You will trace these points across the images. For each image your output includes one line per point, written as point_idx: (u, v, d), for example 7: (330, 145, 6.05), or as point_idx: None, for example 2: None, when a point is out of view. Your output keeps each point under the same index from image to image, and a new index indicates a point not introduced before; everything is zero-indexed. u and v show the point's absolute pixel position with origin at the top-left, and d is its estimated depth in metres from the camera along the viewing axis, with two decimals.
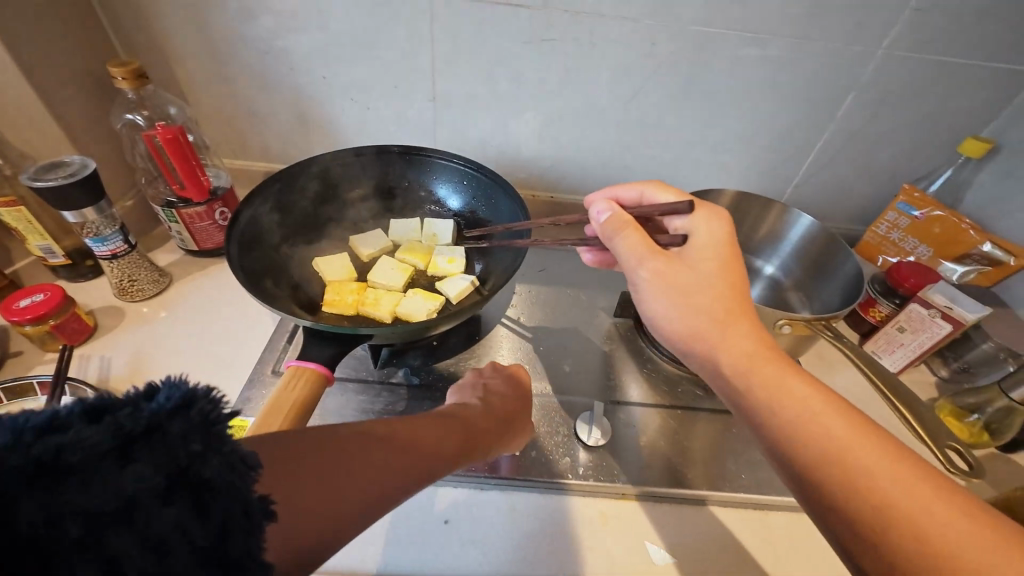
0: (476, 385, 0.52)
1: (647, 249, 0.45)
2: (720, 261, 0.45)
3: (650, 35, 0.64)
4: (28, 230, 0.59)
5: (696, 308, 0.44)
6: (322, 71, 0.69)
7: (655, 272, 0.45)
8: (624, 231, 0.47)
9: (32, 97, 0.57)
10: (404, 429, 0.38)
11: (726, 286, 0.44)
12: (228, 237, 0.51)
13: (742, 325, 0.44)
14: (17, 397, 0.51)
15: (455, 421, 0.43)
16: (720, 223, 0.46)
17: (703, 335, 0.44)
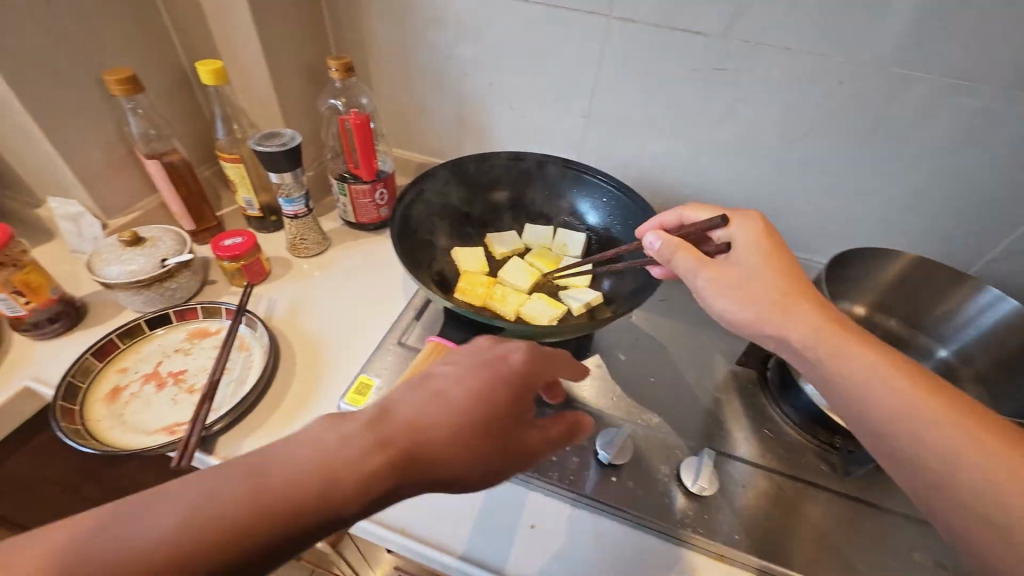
0: (507, 360, 0.37)
1: (701, 261, 0.50)
2: (767, 257, 0.49)
3: (837, 73, 0.59)
4: (241, 184, 0.71)
5: (755, 300, 0.47)
6: (491, 79, 0.75)
7: (711, 280, 0.49)
8: (677, 249, 0.51)
9: (268, 78, 0.70)
10: (369, 453, 0.30)
11: (776, 277, 0.47)
12: (392, 216, 0.58)
13: (803, 304, 0.45)
14: (209, 317, 0.62)
15: (439, 432, 0.33)
16: (755, 224, 0.51)
17: (768, 321, 0.46)
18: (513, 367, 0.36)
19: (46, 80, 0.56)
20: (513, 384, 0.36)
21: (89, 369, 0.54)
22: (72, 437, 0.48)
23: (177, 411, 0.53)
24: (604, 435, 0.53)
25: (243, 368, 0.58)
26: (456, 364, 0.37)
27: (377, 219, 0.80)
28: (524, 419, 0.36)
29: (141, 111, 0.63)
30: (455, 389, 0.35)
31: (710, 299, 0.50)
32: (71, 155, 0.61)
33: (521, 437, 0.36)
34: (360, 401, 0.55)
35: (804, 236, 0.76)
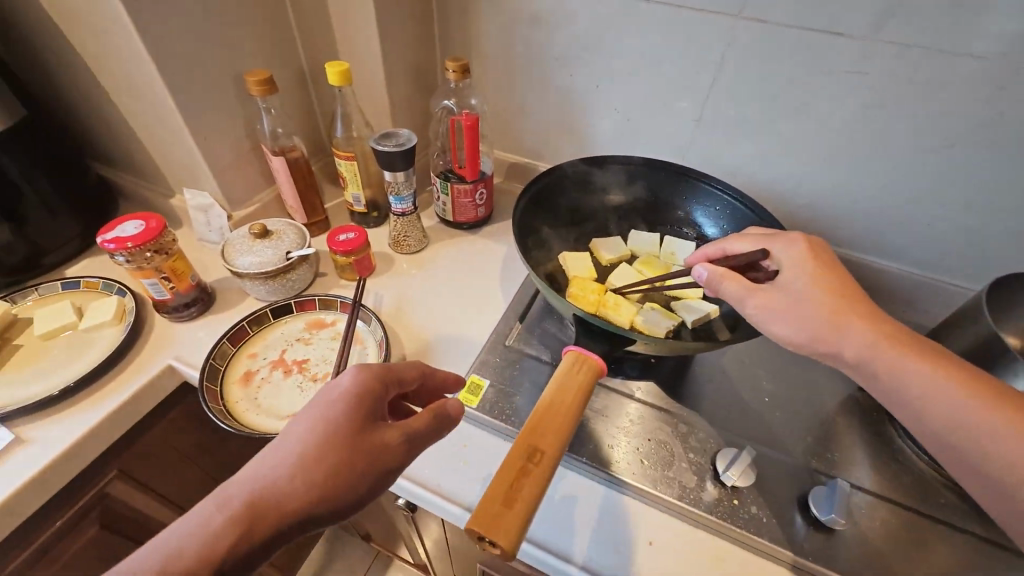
0: (373, 384, 0.40)
1: (751, 285, 0.48)
2: (815, 276, 0.47)
3: (1002, 78, 0.53)
4: (352, 180, 0.74)
5: (808, 319, 0.45)
6: (598, 80, 0.73)
7: (763, 305, 0.47)
8: (729, 278, 0.48)
9: (383, 79, 0.72)
10: (292, 480, 0.35)
11: (826, 294, 0.46)
12: (513, 214, 0.61)
13: (856, 319, 0.44)
14: (325, 309, 0.65)
15: (356, 459, 0.37)
16: (798, 244, 0.49)
17: (823, 338, 0.45)
18: (351, 391, 0.39)
19: (194, 80, 0.60)
20: (375, 405, 0.40)
21: (226, 352, 0.58)
22: (219, 417, 0.52)
23: (304, 398, 0.56)
24: (725, 454, 0.52)
25: (360, 361, 0.60)
26: (339, 384, 0.40)
27: (473, 218, 0.80)
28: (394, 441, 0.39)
29: (273, 111, 0.67)
30: (331, 414, 0.38)
31: (760, 324, 0.47)
32: (208, 150, 0.65)
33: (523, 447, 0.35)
34: (472, 401, 0.56)
35: (934, 255, 0.69)
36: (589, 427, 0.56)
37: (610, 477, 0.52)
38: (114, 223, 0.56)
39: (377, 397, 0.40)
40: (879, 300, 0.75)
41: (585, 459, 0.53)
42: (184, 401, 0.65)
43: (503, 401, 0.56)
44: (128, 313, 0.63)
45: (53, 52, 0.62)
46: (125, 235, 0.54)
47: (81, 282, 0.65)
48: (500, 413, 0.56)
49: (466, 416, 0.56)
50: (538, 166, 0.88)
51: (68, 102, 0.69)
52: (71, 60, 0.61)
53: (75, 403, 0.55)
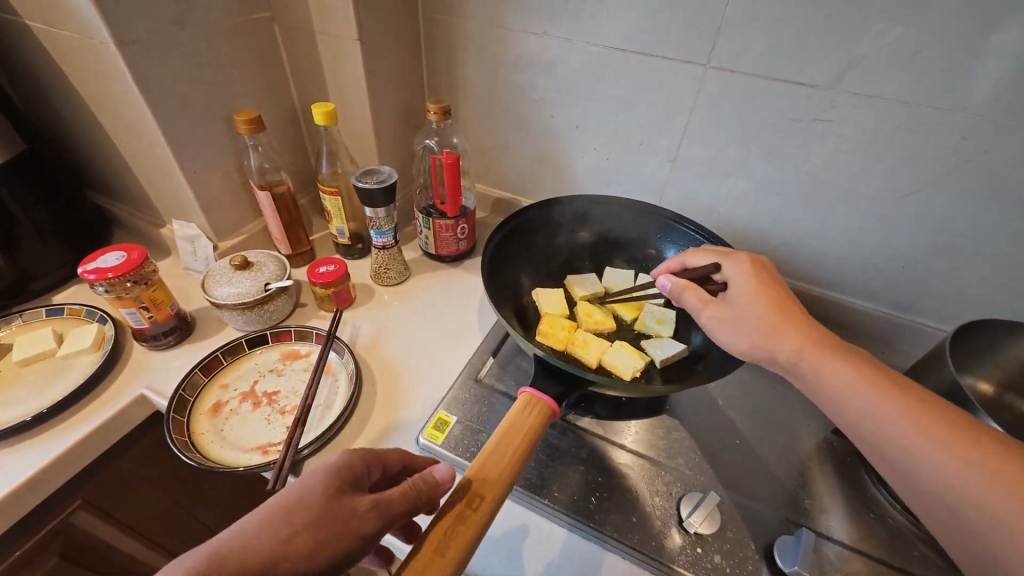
0: (356, 458, 0.40)
1: (701, 300, 0.51)
2: (755, 291, 0.49)
3: (964, 128, 0.54)
4: (335, 214, 0.76)
5: (746, 328, 0.48)
6: (576, 121, 0.76)
7: (713, 316, 0.51)
8: (686, 290, 0.53)
9: (369, 119, 0.75)
10: (258, 534, 0.34)
11: (764, 306, 0.48)
12: (485, 246, 0.63)
13: (790, 330, 0.46)
14: (301, 340, 0.66)
15: (327, 528, 0.35)
16: (744, 263, 0.52)
17: (761, 346, 0.47)
18: (330, 466, 0.39)
19: (184, 119, 0.63)
20: (354, 477, 0.39)
21: (197, 383, 0.59)
22: (181, 450, 0.52)
23: (269, 430, 0.56)
24: (690, 498, 0.51)
25: (329, 394, 0.60)
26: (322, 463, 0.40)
27: (455, 251, 0.82)
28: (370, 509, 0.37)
29: (260, 148, 0.70)
30: (309, 484, 0.37)
31: (711, 334, 0.51)
32: (197, 184, 0.68)
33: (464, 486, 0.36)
34: (438, 437, 0.56)
35: (909, 295, 0.69)
36: (554, 468, 0.55)
37: (573, 521, 0.51)
38: (96, 254, 0.57)
39: (358, 470, 0.40)
40: (858, 340, 0.75)
41: (549, 501, 0.51)
42: (157, 429, 0.65)
43: (470, 438, 0.56)
44: (106, 341, 0.64)
45: (57, 92, 0.65)
46: (105, 267, 0.56)
47: (64, 309, 0.67)
48: (464, 450, 0.55)
49: (431, 453, 0.55)
50: (521, 201, 0.90)
51: (70, 136, 0.72)
52: (73, 99, 0.65)
53: (44, 431, 0.56)
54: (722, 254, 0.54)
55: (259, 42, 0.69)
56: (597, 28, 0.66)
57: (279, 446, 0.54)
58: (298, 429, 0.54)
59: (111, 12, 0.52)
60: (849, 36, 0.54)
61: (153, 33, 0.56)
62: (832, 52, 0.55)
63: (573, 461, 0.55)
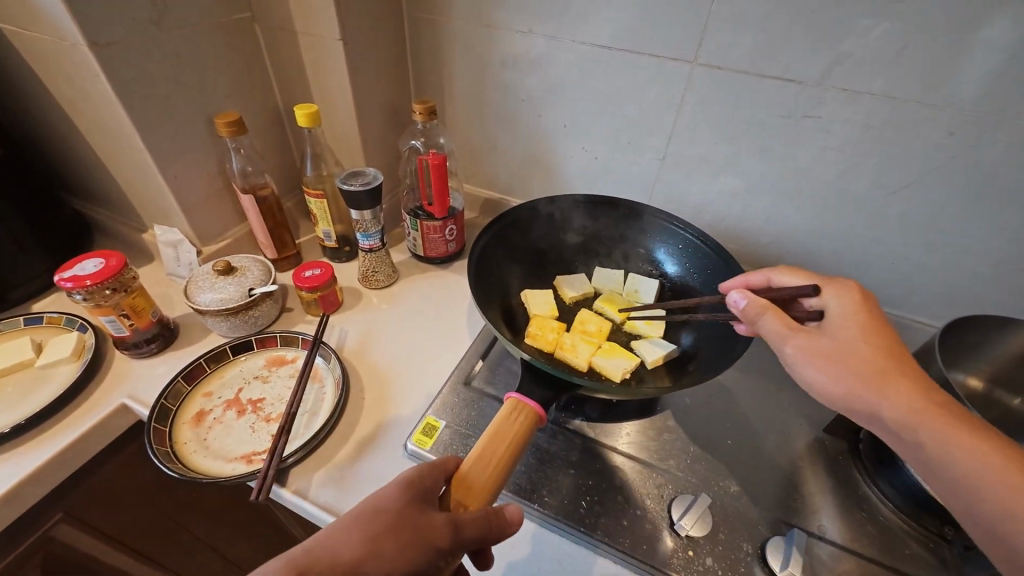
0: (430, 470, 0.39)
1: (790, 326, 0.46)
2: (866, 329, 0.45)
3: (950, 123, 0.54)
4: (321, 217, 0.75)
5: (849, 371, 0.43)
6: (564, 120, 0.75)
7: (801, 347, 0.45)
8: (767, 313, 0.48)
9: (355, 120, 0.74)
10: (342, 535, 0.35)
11: (873, 350, 0.44)
12: (473, 247, 0.63)
13: (904, 384, 0.42)
14: (286, 346, 0.65)
15: (412, 538, 0.34)
16: (853, 292, 0.47)
17: (859, 394, 0.43)
18: (412, 475, 0.38)
19: (164, 121, 0.62)
20: (431, 489, 0.38)
21: (180, 392, 0.58)
22: (162, 460, 0.50)
23: (254, 439, 0.55)
24: (681, 501, 0.51)
25: (316, 400, 0.59)
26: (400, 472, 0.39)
27: (444, 252, 0.81)
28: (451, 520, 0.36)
29: (243, 151, 0.68)
30: (389, 491, 0.37)
31: (793, 367, 0.46)
32: (178, 188, 0.67)
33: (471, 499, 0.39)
34: (426, 442, 0.55)
35: (899, 292, 0.69)
36: (544, 472, 0.54)
37: (563, 525, 0.50)
38: (73, 262, 0.56)
39: (434, 479, 0.39)
40: None
41: (539, 505, 0.51)
42: (140, 439, 0.64)
43: (459, 443, 0.55)
44: (87, 350, 0.62)
45: (31, 95, 0.64)
46: (83, 274, 0.54)
47: (43, 317, 0.65)
48: (453, 455, 0.54)
49: (418, 459, 0.54)
50: (511, 201, 0.90)
51: (46, 140, 0.71)
52: (48, 102, 0.63)
53: (21, 443, 0.54)
54: (818, 283, 0.50)
55: (241, 43, 0.68)
56: (584, 26, 0.65)
57: (263, 455, 0.53)
58: (282, 438, 0.53)
59: (83, 13, 0.50)
60: (836, 32, 0.53)
61: (129, 34, 0.55)
62: (818, 48, 0.55)
63: (563, 465, 0.55)
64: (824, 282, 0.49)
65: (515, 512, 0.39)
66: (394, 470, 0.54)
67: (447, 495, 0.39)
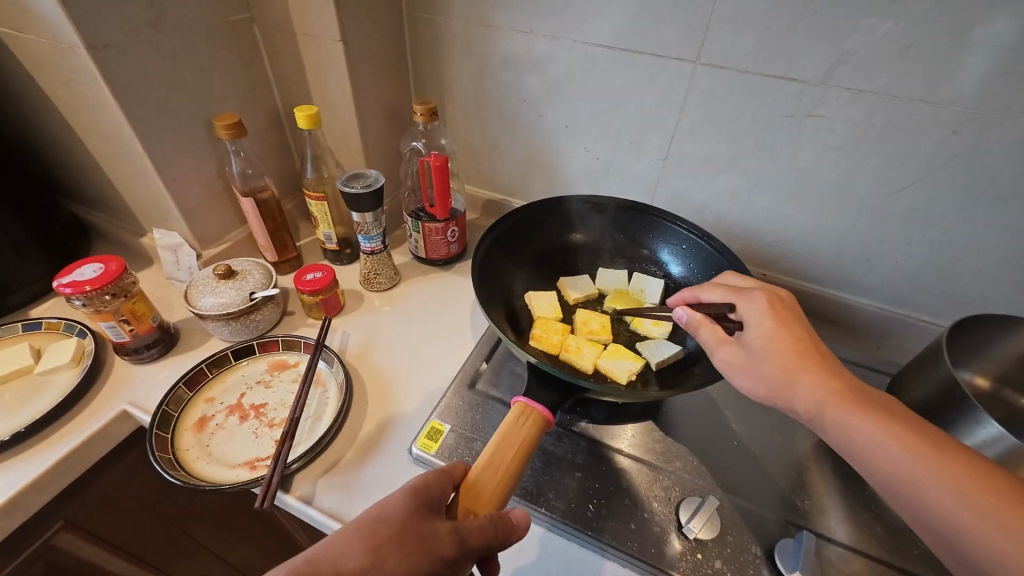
0: (435, 479, 0.39)
1: (717, 338, 0.49)
2: (774, 333, 0.46)
3: (954, 122, 0.54)
4: (322, 220, 0.74)
5: (762, 374, 0.45)
6: (566, 119, 0.75)
7: (726, 359, 0.48)
8: (698, 330, 0.50)
9: (355, 122, 0.74)
10: (348, 544, 0.34)
11: (784, 355, 0.45)
12: (476, 249, 0.62)
13: (809, 375, 0.43)
14: (288, 350, 0.64)
15: (416, 551, 0.34)
16: (761, 301, 0.48)
17: (776, 395, 0.44)
18: (417, 485, 0.38)
19: (162, 124, 0.61)
20: (435, 499, 0.38)
21: (181, 398, 0.57)
22: (165, 467, 0.50)
23: (257, 445, 0.55)
24: (688, 505, 0.51)
25: (319, 405, 0.59)
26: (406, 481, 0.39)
27: (446, 254, 0.80)
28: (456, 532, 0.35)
29: (242, 153, 0.68)
30: (394, 502, 0.36)
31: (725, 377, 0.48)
32: (177, 191, 0.66)
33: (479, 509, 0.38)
34: (431, 446, 0.55)
35: (903, 290, 0.69)
36: (551, 475, 0.54)
37: (570, 529, 0.50)
38: (72, 267, 0.55)
39: (438, 489, 0.38)
40: (852, 336, 0.75)
41: (546, 509, 0.50)
42: (141, 445, 0.63)
43: (464, 447, 0.55)
44: (86, 356, 0.62)
45: (27, 97, 0.63)
46: (82, 279, 0.54)
47: (41, 323, 0.64)
48: (459, 459, 0.54)
49: (423, 463, 0.54)
50: (512, 202, 0.89)
51: (43, 144, 0.70)
52: (44, 105, 0.63)
53: (22, 450, 0.53)
54: (738, 291, 0.50)
55: (239, 44, 0.67)
56: (584, 26, 0.64)
57: (267, 461, 0.53)
58: (286, 443, 0.52)
59: (80, 16, 0.50)
60: (839, 30, 0.53)
61: (126, 36, 0.54)
62: (821, 47, 0.55)
63: (569, 468, 0.54)
64: (744, 290, 0.50)
65: (522, 516, 0.38)
66: (399, 474, 0.54)
67: (454, 503, 0.39)
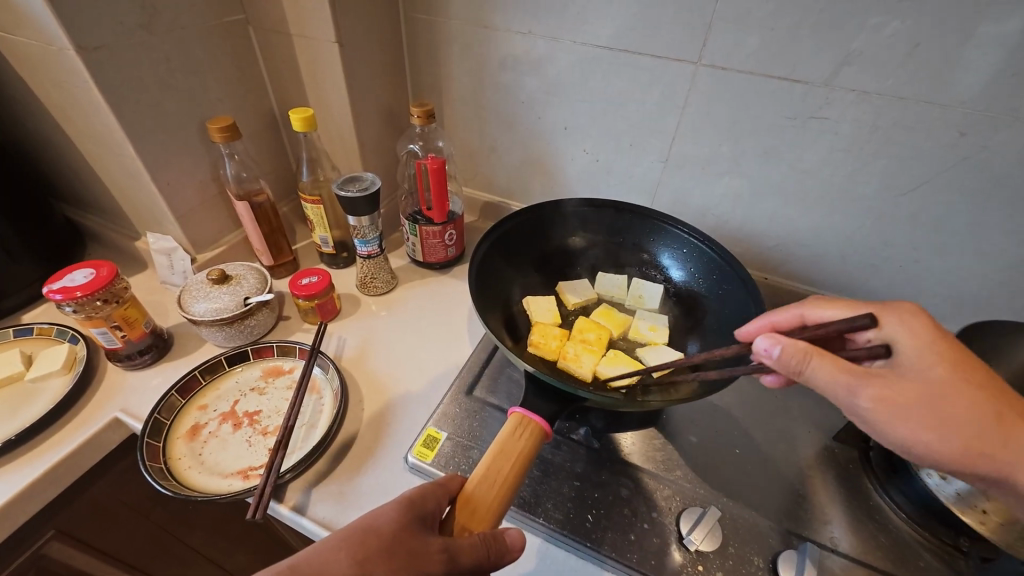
0: (430, 491, 0.38)
1: (861, 374, 0.38)
2: (942, 362, 0.38)
3: (961, 124, 0.53)
4: (319, 223, 0.74)
5: (956, 428, 0.37)
6: (565, 121, 0.74)
7: (879, 400, 0.38)
8: (812, 361, 0.39)
9: (352, 122, 0.73)
10: (334, 554, 0.33)
11: (965, 397, 0.37)
12: (474, 253, 0.61)
13: (1018, 427, 0.37)
14: (283, 356, 0.63)
15: (403, 565, 0.33)
16: (916, 319, 0.40)
17: (966, 452, 0.37)
18: (412, 495, 0.37)
19: (155, 126, 0.60)
20: (429, 510, 0.37)
21: (174, 406, 0.56)
22: (155, 477, 0.49)
23: (250, 454, 0.54)
24: (689, 514, 0.50)
25: (313, 412, 0.58)
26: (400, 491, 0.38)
27: (444, 258, 0.80)
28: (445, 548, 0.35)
29: (236, 156, 0.66)
30: (385, 510, 0.36)
31: (876, 424, 0.39)
32: (171, 194, 0.65)
33: (474, 524, 0.38)
34: (427, 455, 0.53)
35: (907, 294, 0.68)
36: (549, 485, 0.53)
37: (568, 540, 0.49)
38: (63, 273, 0.54)
39: (433, 500, 0.38)
40: None
41: (543, 520, 0.49)
42: (133, 452, 0.63)
43: (461, 455, 0.54)
44: (78, 362, 0.61)
45: (18, 99, 0.62)
46: (73, 285, 0.53)
47: (33, 329, 0.63)
48: (455, 469, 0.53)
49: (419, 472, 0.53)
50: (510, 205, 0.88)
51: (35, 146, 0.69)
52: (35, 106, 0.61)
53: (10, 460, 0.52)
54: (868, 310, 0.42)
55: (233, 45, 0.66)
56: (585, 25, 0.63)
57: (260, 471, 0.52)
58: (279, 452, 0.51)
59: (71, 17, 0.49)
60: (844, 29, 0.52)
61: (118, 37, 0.53)
62: (826, 47, 0.54)
63: (568, 477, 0.53)
64: (874, 306, 0.42)
65: (516, 537, 0.37)
66: (394, 485, 0.53)
67: (449, 517, 0.38)
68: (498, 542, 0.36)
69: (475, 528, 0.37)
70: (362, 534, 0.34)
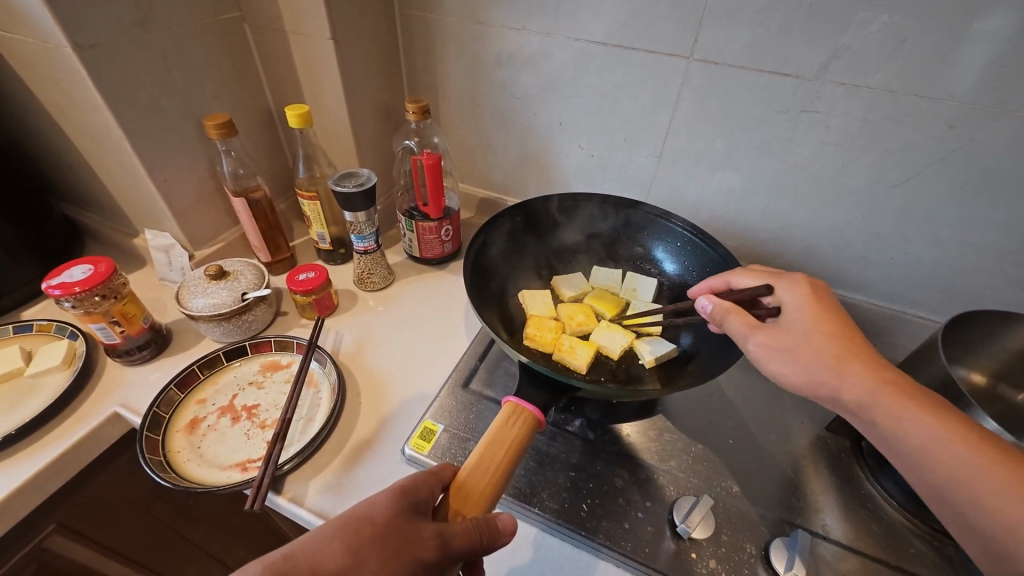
0: (424, 479, 0.39)
1: (749, 324, 0.46)
2: (818, 319, 0.45)
3: (950, 117, 0.53)
4: (316, 220, 0.74)
5: (806, 361, 0.44)
6: (559, 116, 0.74)
7: (763, 345, 0.46)
8: (732, 316, 0.47)
9: (347, 119, 0.73)
10: (328, 543, 0.34)
11: (829, 337, 0.44)
12: (470, 246, 0.62)
13: (859, 366, 0.43)
14: (281, 351, 0.64)
15: (397, 551, 0.34)
16: (802, 285, 0.48)
17: (824, 381, 0.43)
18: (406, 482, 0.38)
19: (151, 123, 0.61)
20: (423, 498, 0.38)
21: (173, 400, 0.57)
22: (155, 469, 0.49)
23: (249, 447, 0.54)
24: (682, 504, 0.49)
25: (311, 406, 0.58)
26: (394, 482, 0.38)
27: (440, 253, 0.80)
28: (438, 532, 0.35)
29: (233, 153, 0.67)
30: (378, 499, 0.36)
31: (760, 364, 0.46)
32: (168, 191, 0.65)
33: (469, 508, 0.38)
34: (424, 447, 0.54)
35: (900, 286, 0.69)
36: (544, 475, 0.53)
37: (563, 529, 0.49)
38: (61, 268, 0.55)
39: (426, 488, 0.38)
40: None
41: (538, 509, 0.50)
42: (132, 447, 0.63)
43: (457, 447, 0.54)
44: (78, 357, 0.61)
45: (16, 98, 0.63)
46: (71, 281, 0.53)
47: (33, 325, 0.64)
48: (451, 460, 0.54)
49: (416, 463, 0.54)
50: (507, 200, 0.89)
51: (33, 144, 0.69)
52: (33, 105, 0.62)
53: (10, 455, 0.53)
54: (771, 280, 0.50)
55: (229, 43, 0.66)
56: (578, 23, 0.64)
57: (258, 463, 0.53)
58: (277, 445, 0.52)
59: (66, 15, 0.49)
60: (833, 24, 0.53)
61: (115, 35, 0.53)
62: (816, 42, 0.54)
63: (563, 468, 0.54)
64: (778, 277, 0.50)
65: (508, 522, 0.38)
66: (390, 477, 0.53)
67: (441, 505, 0.39)
68: (490, 525, 0.37)
69: (468, 511, 0.38)
70: (355, 523, 0.35)
